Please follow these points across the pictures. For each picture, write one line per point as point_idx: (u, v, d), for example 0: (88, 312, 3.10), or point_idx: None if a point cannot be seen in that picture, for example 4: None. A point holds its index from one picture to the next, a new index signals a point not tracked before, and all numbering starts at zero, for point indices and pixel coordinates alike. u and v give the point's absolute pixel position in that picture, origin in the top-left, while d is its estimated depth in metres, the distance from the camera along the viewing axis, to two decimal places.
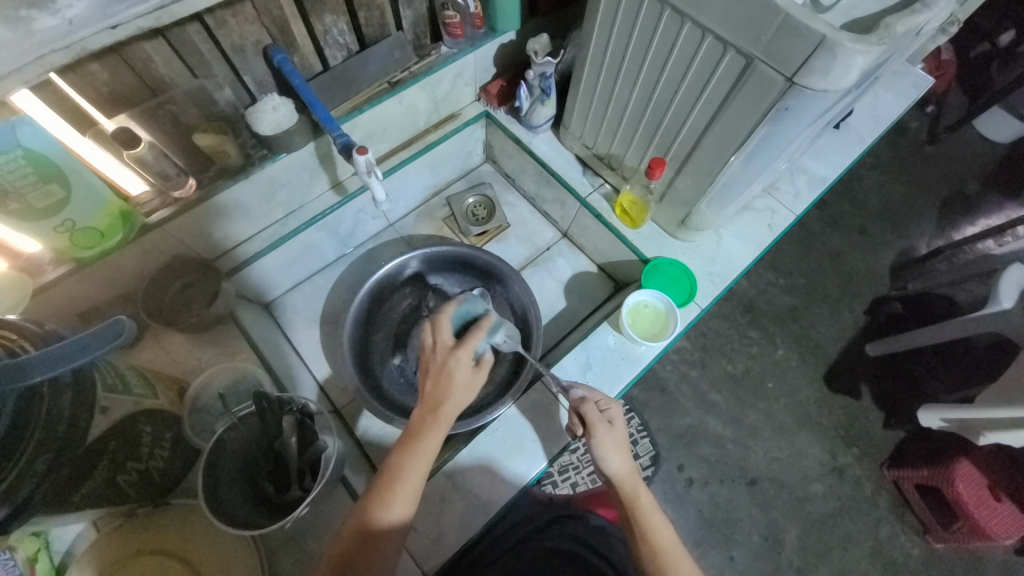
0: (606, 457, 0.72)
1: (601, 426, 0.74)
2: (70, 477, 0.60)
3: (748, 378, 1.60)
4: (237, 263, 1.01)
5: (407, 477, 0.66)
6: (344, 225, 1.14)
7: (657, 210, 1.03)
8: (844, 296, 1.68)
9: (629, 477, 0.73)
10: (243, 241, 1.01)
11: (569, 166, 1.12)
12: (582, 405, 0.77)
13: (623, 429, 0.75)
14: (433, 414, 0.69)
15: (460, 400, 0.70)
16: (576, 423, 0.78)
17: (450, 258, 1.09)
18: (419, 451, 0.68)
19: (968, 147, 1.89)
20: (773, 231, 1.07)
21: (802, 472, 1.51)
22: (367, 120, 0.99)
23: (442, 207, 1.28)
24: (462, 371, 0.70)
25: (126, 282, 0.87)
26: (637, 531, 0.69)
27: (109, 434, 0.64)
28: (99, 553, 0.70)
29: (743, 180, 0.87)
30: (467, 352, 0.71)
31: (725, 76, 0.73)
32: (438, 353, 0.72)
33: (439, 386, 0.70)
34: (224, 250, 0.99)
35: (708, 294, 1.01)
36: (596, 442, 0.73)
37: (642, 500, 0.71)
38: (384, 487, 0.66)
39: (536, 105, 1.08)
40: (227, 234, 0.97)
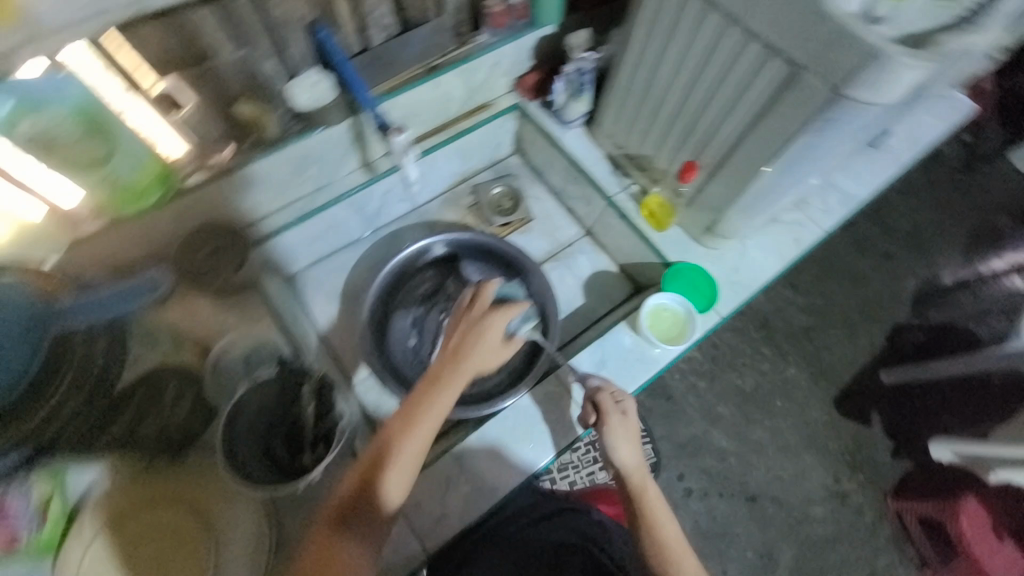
0: (617, 448, 0.73)
1: (615, 415, 0.74)
2: (101, 415, 0.73)
3: (757, 394, 1.58)
4: (263, 235, 1.02)
5: (424, 416, 0.68)
6: (372, 204, 1.15)
7: (684, 214, 1.02)
8: (862, 320, 1.66)
9: (637, 471, 0.73)
10: (269, 214, 1.02)
11: (599, 165, 1.11)
12: (597, 394, 0.77)
13: (635, 420, 0.75)
14: (460, 367, 0.71)
15: (483, 363, 0.73)
16: (589, 413, 0.77)
17: (472, 247, 1.11)
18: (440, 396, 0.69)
19: (1004, 179, 1.85)
20: (800, 246, 1.06)
21: (803, 493, 1.50)
22: (404, 102, 1.00)
23: (468, 195, 1.29)
24: (495, 334, 0.74)
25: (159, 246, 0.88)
26: (642, 523, 0.69)
27: (137, 383, 0.76)
28: (115, 500, 0.73)
29: (776, 190, 0.87)
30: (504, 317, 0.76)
31: (766, 84, 0.73)
32: (476, 310, 0.77)
33: (470, 339, 0.74)
34: (252, 220, 1.01)
35: (729, 302, 1.01)
36: (608, 431, 0.73)
37: (648, 494, 0.71)
38: (400, 423, 0.67)
39: (571, 99, 1.09)
40: (256, 204, 0.98)
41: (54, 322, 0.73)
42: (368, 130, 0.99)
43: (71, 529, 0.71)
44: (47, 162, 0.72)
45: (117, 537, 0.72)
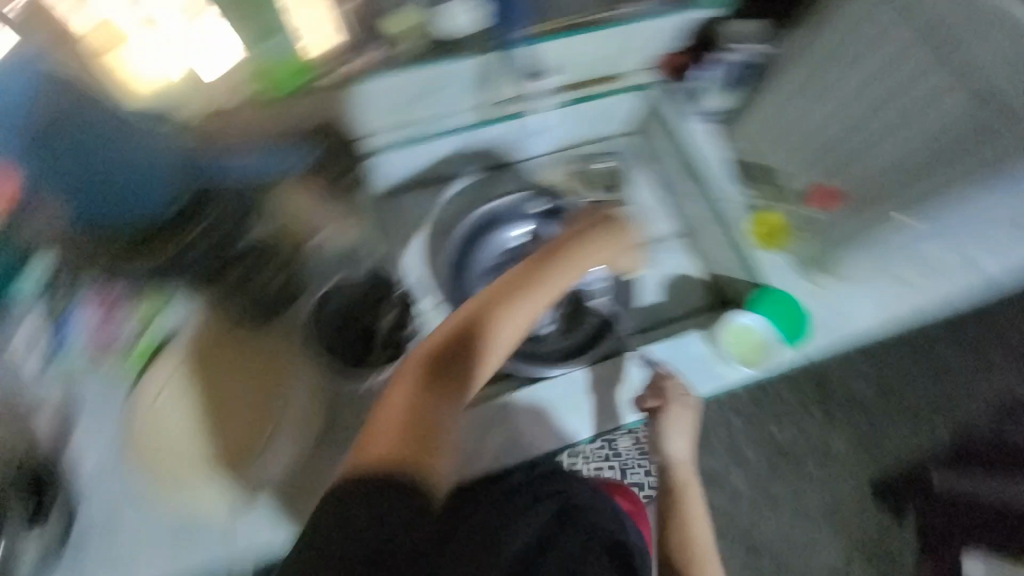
0: (673, 439, 0.89)
1: (679, 407, 0.87)
2: (212, 265, 0.81)
3: (797, 454, 1.47)
4: (360, 151, 0.94)
5: (523, 299, 0.73)
6: (480, 148, 1.08)
7: (799, 240, 0.98)
8: (944, 412, 1.45)
9: (684, 468, 0.90)
10: (376, 132, 0.94)
11: (720, 166, 1.02)
12: (668, 380, 0.87)
13: (691, 417, 0.89)
14: (548, 278, 0.77)
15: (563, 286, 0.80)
16: (654, 398, 0.87)
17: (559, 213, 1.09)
18: (536, 287, 0.76)
19: None
20: (910, 309, 0.95)
21: (804, 559, 1.46)
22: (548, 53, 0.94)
23: (577, 162, 1.17)
24: (580, 266, 0.82)
25: (280, 138, 0.87)
26: (679, 515, 0.88)
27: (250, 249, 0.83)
28: (192, 346, 0.79)
29: (897, 240, 0.93)
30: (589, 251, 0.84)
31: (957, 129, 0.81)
32: (577, 228, 0.86)
33: (569, 249, 0.82)
34: (354, 135, 0.92)
35: (820, 344, 0.94)
36: (667, 418, 0.87)
37: (689, 487, 0.91)
38: (500, 298, 0.73)
39: (716, 91, 1.06)
40: (364, 117, 0.91)
41: (202, 173, 0.82)
42: (499, 70, 0.94)
43: (154, 357, 0.79)
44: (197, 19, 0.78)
45: (185, 378, 0.77)
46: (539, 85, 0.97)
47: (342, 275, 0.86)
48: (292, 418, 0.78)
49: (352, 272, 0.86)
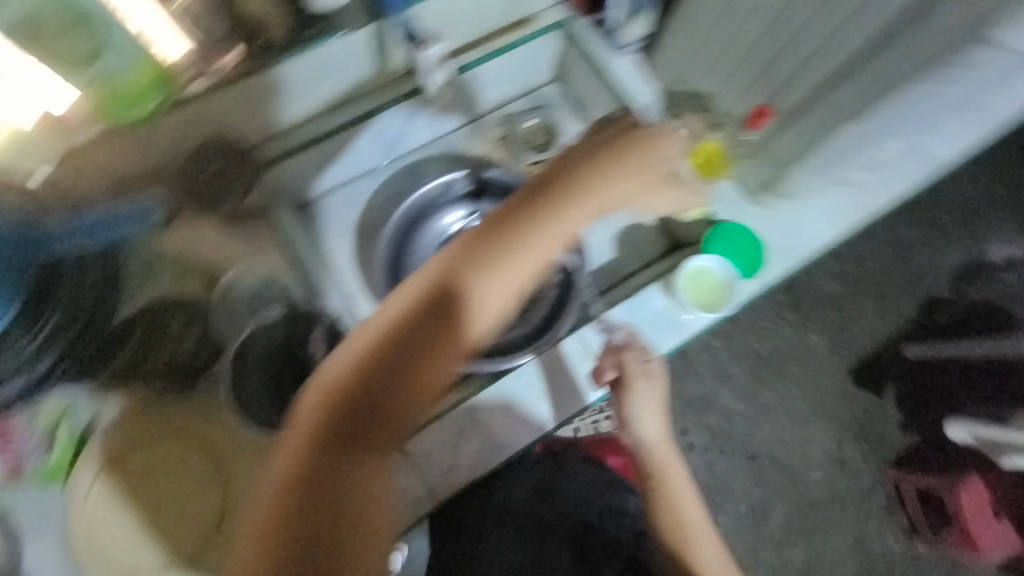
0: (640, 420, 0.83)
1: (639, 382, 0.82)
2: (97, 351, 0.78)
3: (772, 358, 1.62)
4: (279, 153, 0.87)
5: (533, 243, 0.53)
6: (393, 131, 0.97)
7: (742, 166, 0.91)
8: (891, 291, 1.64)
9: (657, 445, 0.84)
10: (307, 120, 0.89)
11: (652, 104, 0.96)
12: (624, 357, 0.82)
13: (658, 386, 0.83)
14: (537, 225, 0.53)
15: (631, 184, 0.59)
16: (611, 366, 0.83)
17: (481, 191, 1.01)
18: (543, 233, 0.54)
19: None
20: (858, 210, 0.95)
21: (804, 456, 1.59)
22: (440, 8, 0.86)
23: (497, 126, 1.11)
24: (643, 154, 0.62)
25: (162, 154, 0.80)
26: (658, 495, 0.83)
27: (134, 320, 0.80)
28: (109, 441, 0.78)
29: (858, 147, 0.80)
30: (649, 150, 0.63)
31: None
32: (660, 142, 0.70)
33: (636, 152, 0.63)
34: (276, 130, 0.88)
35: (775, 268, 0.92)
36: (634, 398, 0.82)
37: (672, 463, 0.83)
38: (495, 250, 0.52)
39: (628, 21, 0.96)
40: (276, 112, 0.85)
41: (41, 247, 0.74)
42: (393, 39, 0.84)
43: (76, 459, 0.78)
44: (31, 54, 0.61)
45: (111, 478, 0.77)
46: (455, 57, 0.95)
47: (252, 321, 0.82)
48: (246, 480, 0.78)
49: (264, 316, 0.81)
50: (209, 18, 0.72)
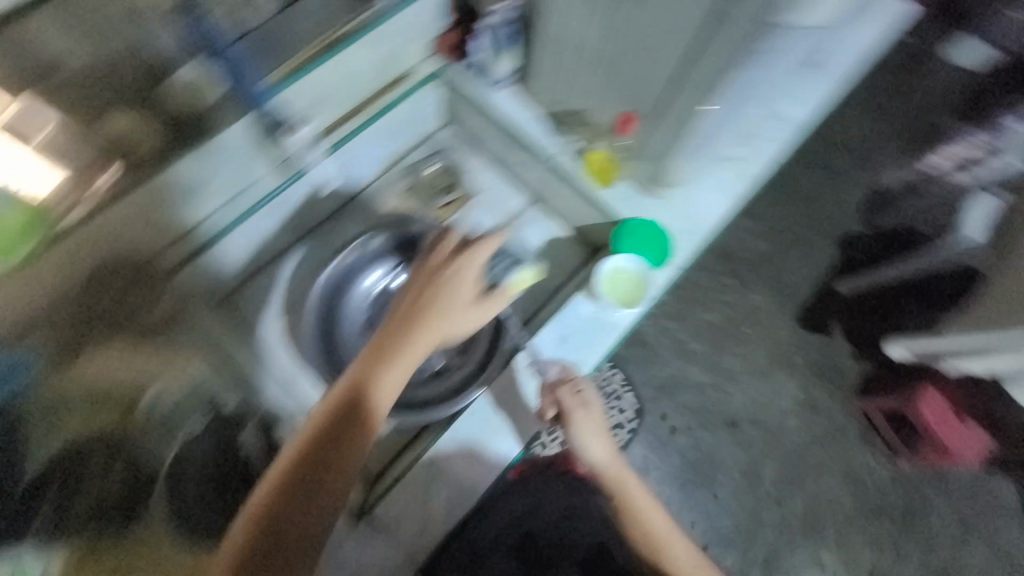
0: (586, 443, 0.87)
1: (577, 412, 0.86)
2: (22, 508, 0.77)
3: (725, 325, 1.70)
4: (187, 254, 0.91)
5: (404, 352, 0.73)
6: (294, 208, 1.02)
7: (627, 166, 0.97)
8: (813, 237, 1.76)
9: (610, 462, 0.88)
10: (203, 219, 0.90)
11: (535, 128, 1.03)
12: (558, 393, 0.86)
13: (596, 411, 0.89)
14: (406, 341, 0.73)
15: (464, 299, 0.78)
16: (550, 405, 0.87)
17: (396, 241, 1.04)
18: (416, 339, 0.74)
19: (943, 80, 1.89)
20: (743, 179, 1.02)
21: (778, 409, 1.65)
22: (310, 84, 0.86)
23: (402, 178, 1.15)
24: (473, 268, 0.78)
25: (57, 289, 0.79)
26: (623, 511, 0.86)
27: (54, 468, 0.80)
28: None
29: (715, 128, 0.84)
30: (478, 258, 0.79)
31: (694, 29, 0.66)
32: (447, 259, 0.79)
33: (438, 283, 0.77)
34: (178, 234, 0.88)
35: (684, 252, 0.98)
36: (575, 427, 0.87)
37: (626, 477, 0.87)
38: (380, 358, 0.73)
39: (493, 58, 1.01)
40: (172, 216, 0.85)
41: None
42: (270, 131, 0.86)
43: None
44: None
45: None
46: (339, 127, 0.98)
47: (183, 435, 0.86)
48: None
49: (193, 427, 0.87)
50: (79, 149, 0.73)
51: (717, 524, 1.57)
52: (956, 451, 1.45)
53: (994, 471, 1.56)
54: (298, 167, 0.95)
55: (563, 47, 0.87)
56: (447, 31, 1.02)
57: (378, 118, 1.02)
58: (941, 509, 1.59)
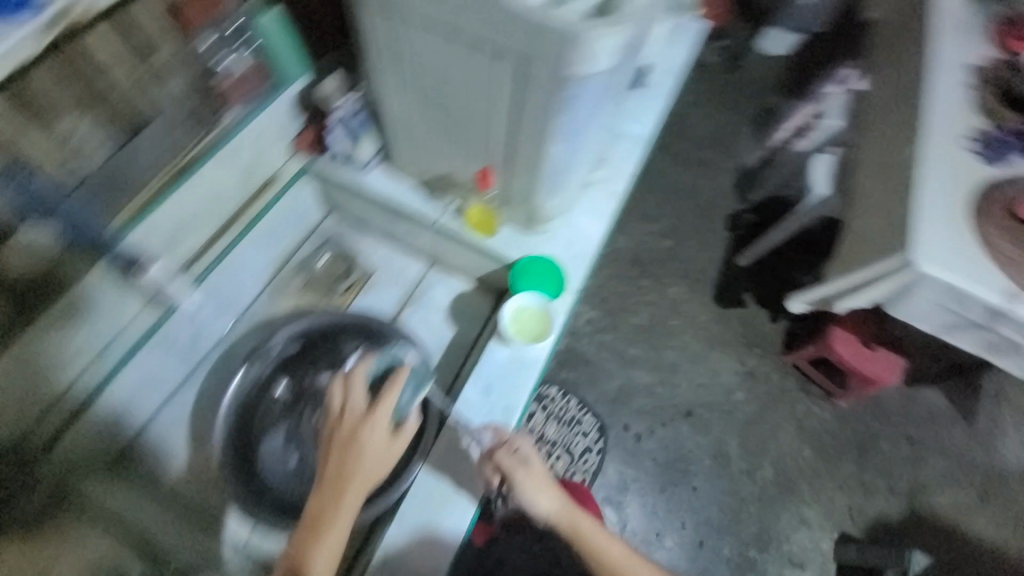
0: (535, 501, 0.79)
1: (517, 471, 0.80)
2: None
3: (654, 323, 1.77)
4: (69, 413, 0.90)
5: (336, 524, 0.68)
6: (182, 338, 0.99)
7: (505, 213, 1.03)
8: (704, 224, 1.92)
9: (563, 511, 0.79)
10: (78, 377, 0.89)
11: (411, 197, 1.07)
12: (495, 456, 0.82)
13: (538, 463, 0.82)
14: (337, 514, 0.69)
15: (384, 455, 0.75)
16: (493, 471, 0.83)
17: (292, 340, 1.03)
18: (343, 507, 0.69)
19: (762, 67, 2.19)
20: (614, 198, 1.12)
21: (724, 385, 1.71)
22: (165, 216, 0.90)
23: (295, 276, 1.13)
24: (383, 423, 0.76)
25: None
26: (590, 558, 0.76)
27: None
28: None
29: (565, 165, 0.91)
30: (389, 409, 0.77)
31: (507, 86, 0.73)
32: (354, 418, 0.76)
33: (351, 449, 0.73)
34: (49, 399, 0.87)
35: (577, 276, 1.04)
36: (519, 487, 0.80)
37: (581, 524, 0.78)
38: (311, 539, 0.67)
39: (354, 145, 1.04)
40: (42, 376, 0.85)
41: None
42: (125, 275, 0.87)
43: None
44: None
45: None
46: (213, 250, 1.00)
47: None
48: None
49: None
50: None
51: (703, 517, 1.56)
52: (881, 381, 1.52)
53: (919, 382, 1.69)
54: (167, 304, 0.94)
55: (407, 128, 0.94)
56: (301, 131, 1.05)
57: (255, 226, 1.04)
58: (888, 434, 1.65)
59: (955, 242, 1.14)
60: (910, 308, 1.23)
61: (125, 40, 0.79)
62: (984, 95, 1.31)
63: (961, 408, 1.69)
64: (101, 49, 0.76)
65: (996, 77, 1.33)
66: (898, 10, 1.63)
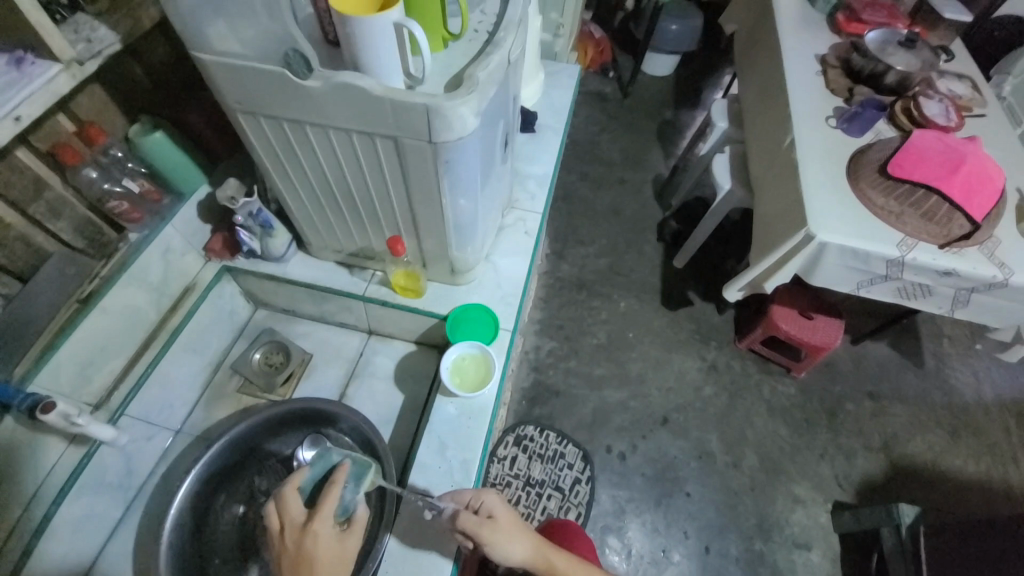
0: (508, 551, 0.77)
1: (485, 530, 0.77)
2: None
3: (613, 340, 1.82)
4: None
5: None
6: (112, 470, 0.96)
7: (427, 272, 1.07)
8: (637, 237, 2.03)
9: (537, 551, 0.78)
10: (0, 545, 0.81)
11: (334, 275, 1.09)
12: (460, 521, 0.78)
13: (504, 512, 0.80)
14: None
15: (336, 559, 0.72)
16: (462, 536, 0.80)
17: (230, 450, 0.99)
18: None
19: (653, 86, 2.41)
20: (532, 235, 1.18)
21: (691, 384, 1.76)
22: (74, 349, 0.88)
23: (231, 378, 1.12)
24: (326, 524, 0.73)
25: None
26: None
27: None
28: None
29: (470, 218, 0.96)
30: (329, 512, 0.75)
31: (389, 159, 0.79)
32: (296, 531, 0.74)
33: (301, 563, 0.70)
34: None
35: (510, 315, 1.08)
36: (491, 545, 0.77)
37: (554, 559, 0.79)
38: None
39: (266, 240, 1.04)
40: None
41: None
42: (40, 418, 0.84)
43: None
44: None
45: None
46: (137, 370, 0.99)
47: None
48: None
49: None
50: None
51: (705, 521, 1.56)
52: (828, 345, 1.59)
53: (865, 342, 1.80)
54: (92, 442, 0.92)
55: (311, 216, 0.98)
56: (212, 237, 1.06)
57: (175, 338, 1.03)
58: (852, 393, 1.74)
59: (841, 210, 1.24)
60: (825, 274, 1.29)
61: (1, 198, 0.79)
62: (833, 77, 1.47)
63: (906, 354, 1.81)
64: None
65: (838, 61, 1.51)
66: (749, 21, 1.86)
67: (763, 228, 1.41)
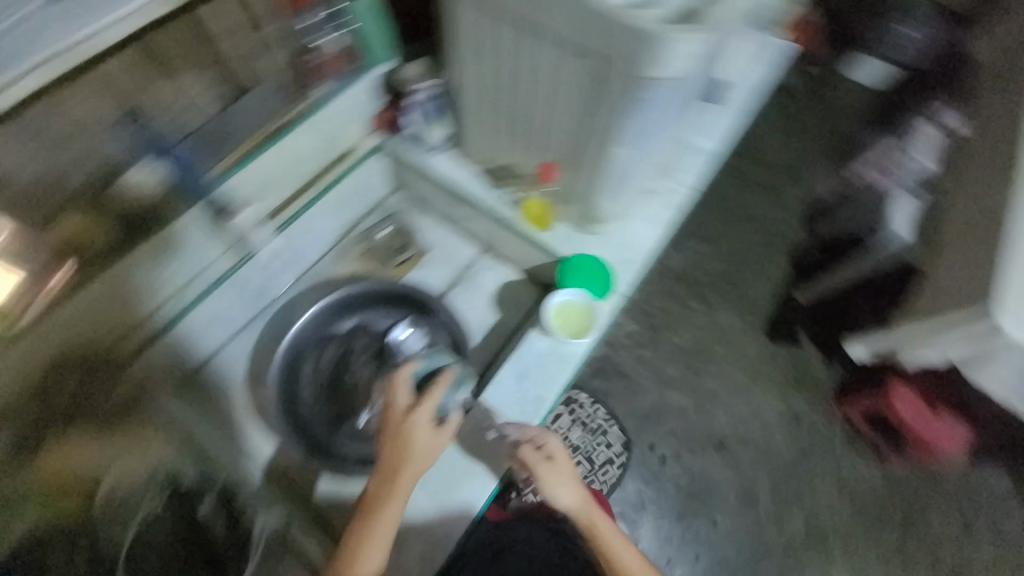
0: (558, 495, 0.80)
1: (543, 467, 0.81)
2: None
3: (698, 347, 1.70)
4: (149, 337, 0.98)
5: (383, 514, 0.76)
6: (253, 283, 1.09)
7: (562, 210, 1.05)
8: (767, 252, 1.80)
9: (584, 507, 0.81)
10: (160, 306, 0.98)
11: (476, 184, 1.11)
12: (521, 450, 0.83)
13: (563, 460, 0.83)
14: (387, 504, 0.76)
15: (426, 451, 0.80)
16: (519, 464, 0.85)
17: (342, 305, 1.11)
18: (393, 497, 0.77)
19: (849, 96, 1.95)
20: (676, 208, 1.11)
21: (763, 423, 1.62)
22: (260, 165, 0.96)
23: (357, 244, 1.22)
24: (425, 418, 0.81)
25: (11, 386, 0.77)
26: (604, 557, 0.79)
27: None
28: None
29: (629, 169, 0.92)
30: (429, 409, 0.81)
31: (585, 83, 0.75)
32: (400, 415, 0.81)
33: (399, 443, 0.79)
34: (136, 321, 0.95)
35: (627, 281, 1.05)
36: (544, 483, 0.81)
37: (598, 521, 0.80)
38: (365, 522, 0.76)
39: (427, 125, 1.11)
40: (133, 301, 0.92)
41: None
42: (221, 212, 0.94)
43: None
44: None
45: None
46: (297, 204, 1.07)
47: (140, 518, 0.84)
48: None
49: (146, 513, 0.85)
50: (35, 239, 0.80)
51: (721, 555, 1.51)
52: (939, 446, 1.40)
53: (985, 462, 1.55)
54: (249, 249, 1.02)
55: (478, 118, 0.99)
56: (381, 108, 1.12)
57: (328, 192, 1.11)
58: (942, 506, 1.54)
59: None
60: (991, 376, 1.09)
61: (245, 9, 0.88)
62: None
63: None
64: (216, 20, 0.86)
65: None
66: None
67: (932, 296, 1.22)
